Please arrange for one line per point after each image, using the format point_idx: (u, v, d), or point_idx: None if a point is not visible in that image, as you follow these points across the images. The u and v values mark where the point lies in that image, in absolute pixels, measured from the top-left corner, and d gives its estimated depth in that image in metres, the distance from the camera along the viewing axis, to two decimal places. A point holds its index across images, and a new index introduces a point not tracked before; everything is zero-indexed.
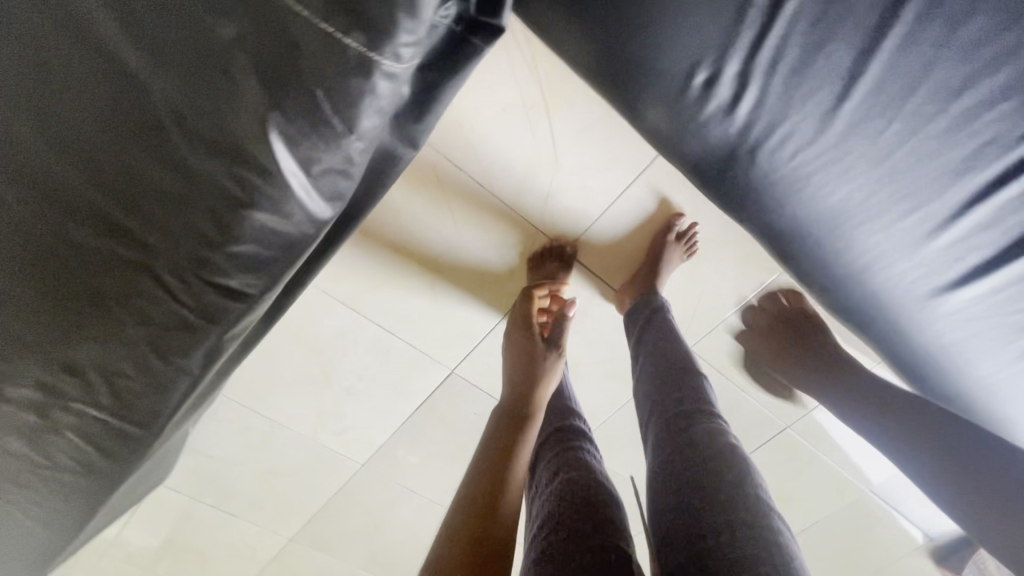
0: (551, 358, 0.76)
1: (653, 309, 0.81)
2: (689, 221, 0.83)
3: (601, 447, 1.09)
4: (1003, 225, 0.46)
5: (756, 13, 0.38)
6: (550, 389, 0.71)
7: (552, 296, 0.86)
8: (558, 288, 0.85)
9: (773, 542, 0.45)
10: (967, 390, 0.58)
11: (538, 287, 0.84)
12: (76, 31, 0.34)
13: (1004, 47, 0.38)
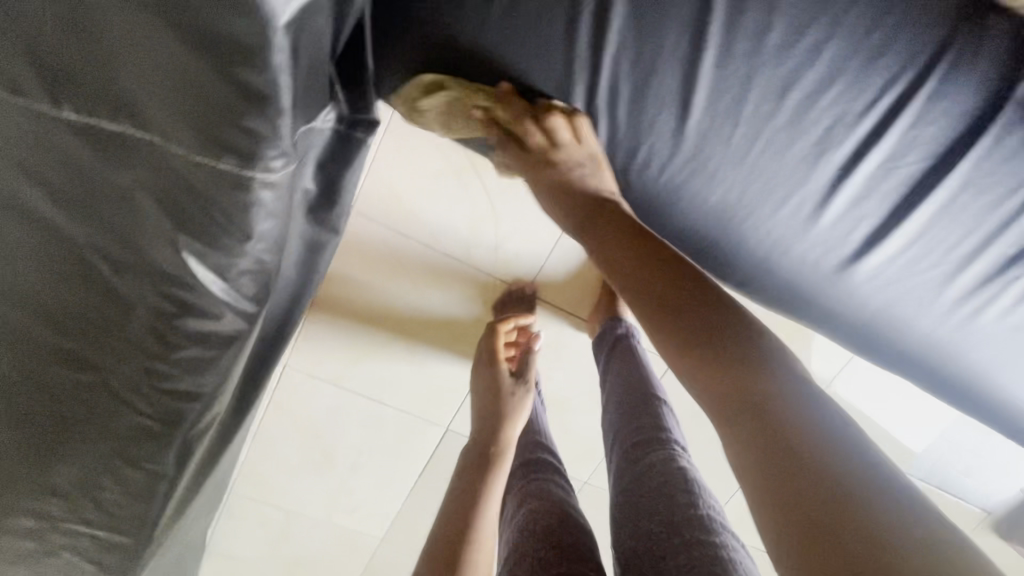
0: (519, 395, 0.81)
1: (618, 334, 0.83)
2: None
3: None
4: (879, 192, 0.49)
5: (585, 63, 0.44)
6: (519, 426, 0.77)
7: (518, 329, 0.89)
8: (523, 322, 0.88)
9: (727, 559, 0.46)
10: (918, 349, 0.59)
11: (504, 321, 0.86)
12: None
13: (810, 43, 0.42)
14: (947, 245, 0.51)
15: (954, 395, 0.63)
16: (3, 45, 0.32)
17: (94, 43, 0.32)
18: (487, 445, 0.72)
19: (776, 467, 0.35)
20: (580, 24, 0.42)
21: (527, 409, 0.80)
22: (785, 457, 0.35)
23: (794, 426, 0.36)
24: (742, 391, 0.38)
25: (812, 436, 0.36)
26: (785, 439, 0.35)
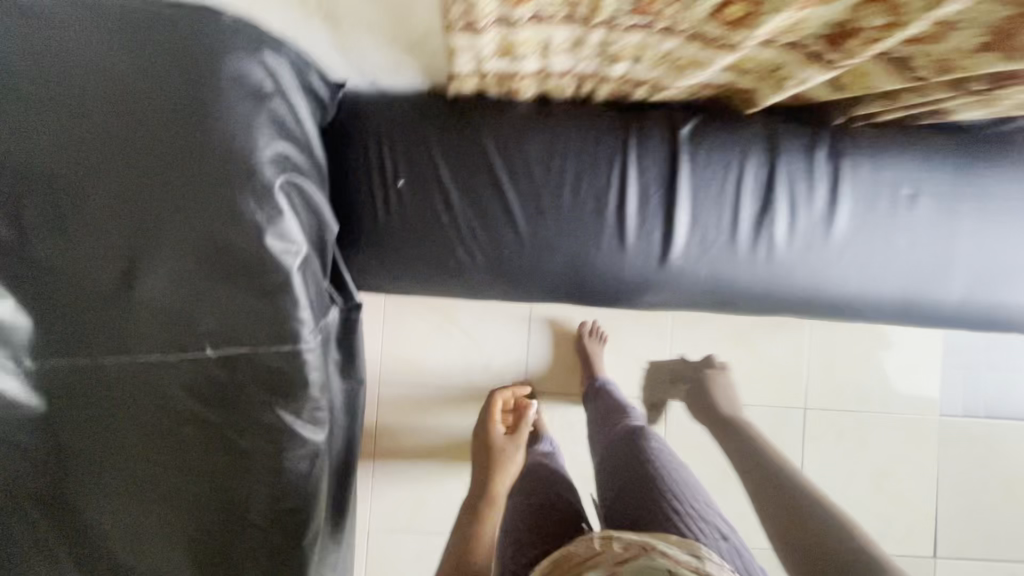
0: (510, 447, 0.96)
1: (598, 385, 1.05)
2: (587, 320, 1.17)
3: None
4: (648, 214, 0.80)
5: (451, 225, 0.80)
6: (509, 474, 0.93)
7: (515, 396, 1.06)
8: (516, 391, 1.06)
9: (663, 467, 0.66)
10: (759, 291, 0.83)
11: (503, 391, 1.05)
12: (171, 419, 0.69)
13: (556, 166, 0.79)
14: (712, 223, 0.80)
15: (813, 312, 0.85)
16: (177, 331, 0.67)
17: (211, 309, 0.66)
18: (481, 494, 0.89)
19: (780, 493, 0.77)
20: (440, 209, 0.79)
21: (515, 462, 0.94)
22: (797, 499, 0.75)
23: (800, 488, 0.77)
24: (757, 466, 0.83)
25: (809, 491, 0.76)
26: (787, 484, 0.78)
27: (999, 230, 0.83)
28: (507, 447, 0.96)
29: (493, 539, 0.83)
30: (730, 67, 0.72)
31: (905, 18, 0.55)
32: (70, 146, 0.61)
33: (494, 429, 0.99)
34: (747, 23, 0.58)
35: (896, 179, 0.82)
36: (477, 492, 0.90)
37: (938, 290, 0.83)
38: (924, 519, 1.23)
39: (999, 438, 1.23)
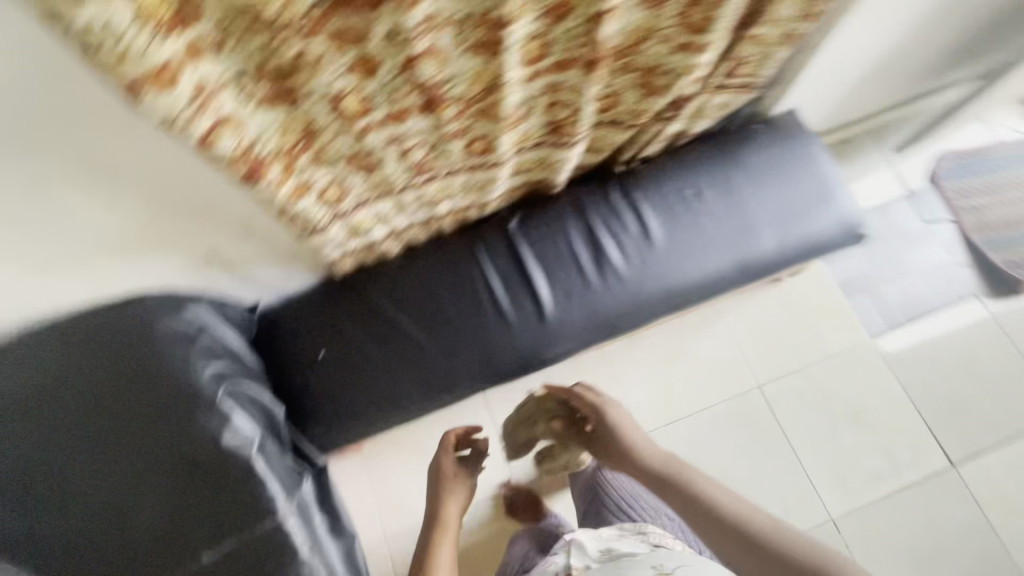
0: (460, 480, 0.97)
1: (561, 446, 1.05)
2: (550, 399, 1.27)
3: None
4: (515, 293, 1.01)
5: (374, 367, 0.98)
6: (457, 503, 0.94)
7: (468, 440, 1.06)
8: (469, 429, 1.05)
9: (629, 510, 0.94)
10: (627, 309, 1.01)
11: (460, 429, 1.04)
12: None
13: (433, 289, 1.01)
14: (564, 276, 1.01)
15: (680, 304, 1.04)
16: (173, 549, 0.78)
17: (197, 517, 0.79)
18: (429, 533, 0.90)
19: (751, 552, 0.63)
20: (361, 360, 0.98)
21: (463, 492, 0.96)
22: (766, 549, 0.62)
23: (765, 531, 0.64)
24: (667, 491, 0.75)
25: (777, 535, 0.63)
26: (717, 512, 0.68)
27: (770, 187, 1.07)
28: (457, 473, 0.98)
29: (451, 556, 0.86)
30: (514, 173, 0.99)
31: (575, 106, 0.82)
32: (55, 438, 0.77)
33: (442, 461, 0.99)
34: (490, 149, 0.85)
35: (678, 188, 1.07)
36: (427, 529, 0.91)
37: (756, 246, 1.04)
38: (918, 433, 1.28)
39: (927, 337, 1.36)
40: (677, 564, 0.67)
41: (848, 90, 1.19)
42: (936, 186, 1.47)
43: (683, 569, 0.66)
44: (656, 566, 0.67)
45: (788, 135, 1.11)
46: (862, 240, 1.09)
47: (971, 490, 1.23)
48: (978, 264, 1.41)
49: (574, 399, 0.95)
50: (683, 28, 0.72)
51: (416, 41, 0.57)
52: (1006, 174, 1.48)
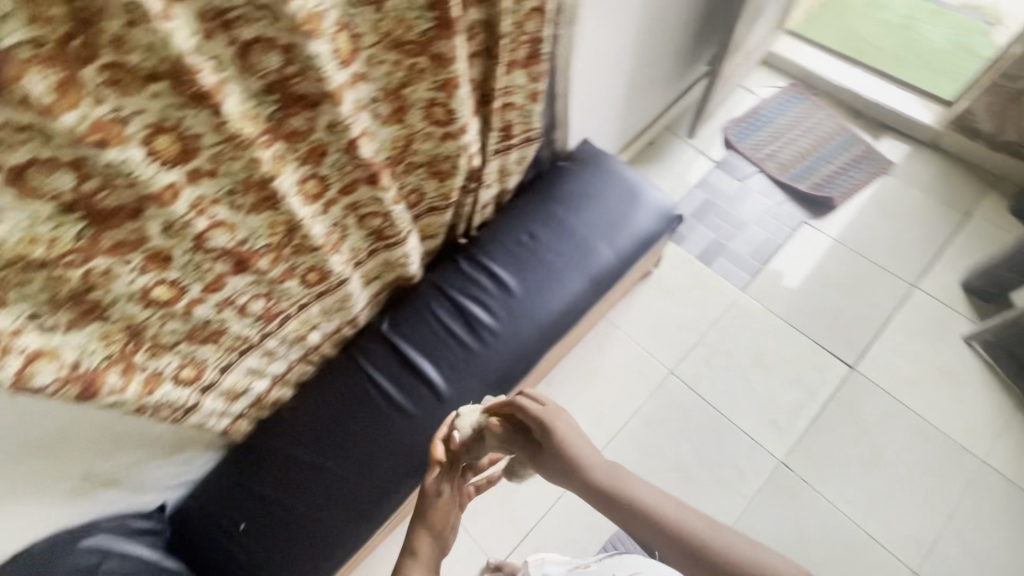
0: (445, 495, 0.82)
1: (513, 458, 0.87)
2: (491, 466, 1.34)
3: None
4: (408, 385, 1.05)
5: (302, 512, 0.98)
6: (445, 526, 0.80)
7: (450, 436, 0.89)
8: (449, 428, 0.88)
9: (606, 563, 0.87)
10: (513, 357, 1.09)
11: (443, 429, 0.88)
12: None
13: (332, 415, 1.05)
14: (446, 351, 1.08)
15: (558, 333, 1.13)
16: None
17: None
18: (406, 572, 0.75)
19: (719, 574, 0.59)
20: (286, 512, 0.98)
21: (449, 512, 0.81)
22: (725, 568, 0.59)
23: (721, 545, 0.61)
24: (621, 512, 0.69)
25: (731, 547, 0.60)
26: (672, 528, 0.64)
27: (589, 208, 1.23)
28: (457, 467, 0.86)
29: (434, 548, 0.78)
30: (366, 283, 1.07)
31: (383, 212, 0.92)
32: None
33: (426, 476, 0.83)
34: (326, 274, 0.93)
35: (515, 237, 1.20)
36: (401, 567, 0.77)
37: (597, 260, 1.18)
38: (814, 351, 1.42)
39: (782, 269, 1.54)
40: (639, 574, 0.70)
41: (618, 107, 1.41)
42: (734, 147, 1.72)
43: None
44: None
45: (586, 162, 1.29)
46: (680, 219, 1.26)
47: (876, 380, 1.36)
48: (793, 194, 1.64)
49: (521, 411, 0.82)
50: (434, 124, 0.87)
51: (195, 223, 0.65)
52: (780, 118, 1.76)
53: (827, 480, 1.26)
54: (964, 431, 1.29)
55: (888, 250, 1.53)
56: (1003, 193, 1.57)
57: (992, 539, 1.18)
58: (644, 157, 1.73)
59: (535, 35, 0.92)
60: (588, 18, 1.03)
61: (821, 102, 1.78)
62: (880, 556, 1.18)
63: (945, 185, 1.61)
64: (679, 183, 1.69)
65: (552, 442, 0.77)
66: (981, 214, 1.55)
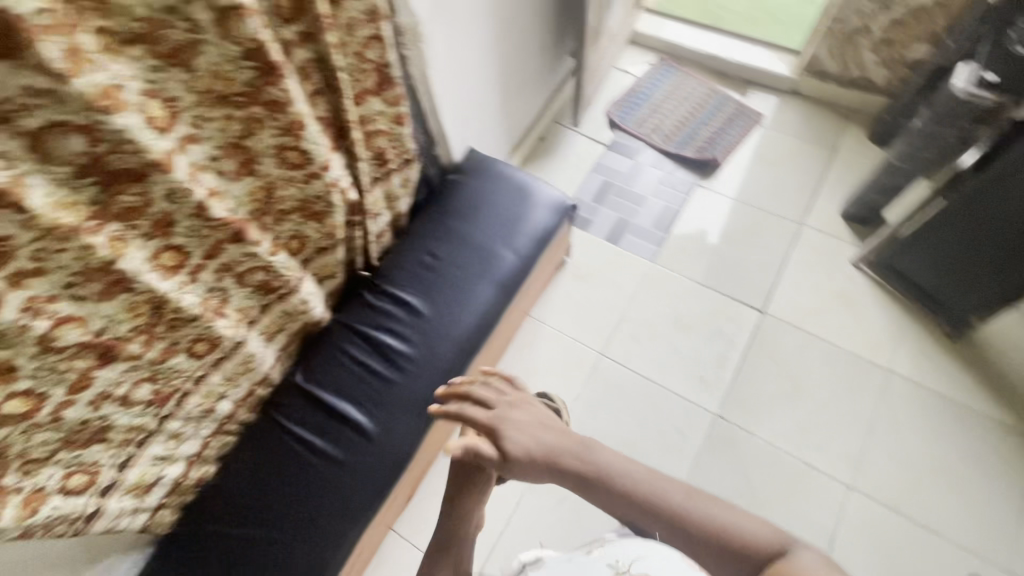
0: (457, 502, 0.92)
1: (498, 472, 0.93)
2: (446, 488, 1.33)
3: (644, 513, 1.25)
4: (335, 432, 1.04)
5: None
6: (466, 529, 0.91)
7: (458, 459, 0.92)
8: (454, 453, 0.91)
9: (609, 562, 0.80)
10: (435, 378, 1.08)
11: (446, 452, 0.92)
12: None
13: (260, 481, 1.01)
14: (366, 388, 1.06)
15: (476, 343, 1.13)
16: None
17: None
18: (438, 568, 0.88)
19: (694, 532, 0.71)
20: None
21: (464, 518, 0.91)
22: (704, 530, 0.71)
23: (698, 512, 0.72)
24: (599, 486, 0.78)
25: (704, 511, 0.72)
26: (653, 499, 0.75)
27: (484, 214, 1.24)
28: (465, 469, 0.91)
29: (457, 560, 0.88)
30: (268, 338, 1.04)
31: (262, 266, 0.90)
32: None
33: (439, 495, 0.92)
34: (216, 341, 0.90)
35: (416, 258, 1.20)
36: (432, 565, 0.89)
37: (500, 263, 1.19)
38: (728, 303, 1.49)
39: (685, 234, 1.61)
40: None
41: (495, 111, 1.43)
42: (619, 127, 1.79)
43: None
44: None
45: (473, 169, 1.30)
46: (574, 208, 1.30)
47: (786, 318, 1.45)
48: (681, 160, 1.72)
49: (472, 420, 0.91)
50: (291, 168, 0.85)
51: (34, 325, 0.61)
52: (656, 92, 1.85)
53: (760, 421, 1.34)
54: (869, 346, 1.40)
55: (774, 196, 1.64)
56: (861, 124, 1.72)
57: (910, 439, 1.29)
58: (538, 152, 1.77)
59: (379, 62, 0.92)
60: (432, 33, 1.04)
61: (690, 69, 1.88)
62: (819, 480, 1.26)
63: (812, 126, 1.74)
64: (575, 171, 1.74)
65: (512, 442, 0.86)
66: (846, 146, 1.69)
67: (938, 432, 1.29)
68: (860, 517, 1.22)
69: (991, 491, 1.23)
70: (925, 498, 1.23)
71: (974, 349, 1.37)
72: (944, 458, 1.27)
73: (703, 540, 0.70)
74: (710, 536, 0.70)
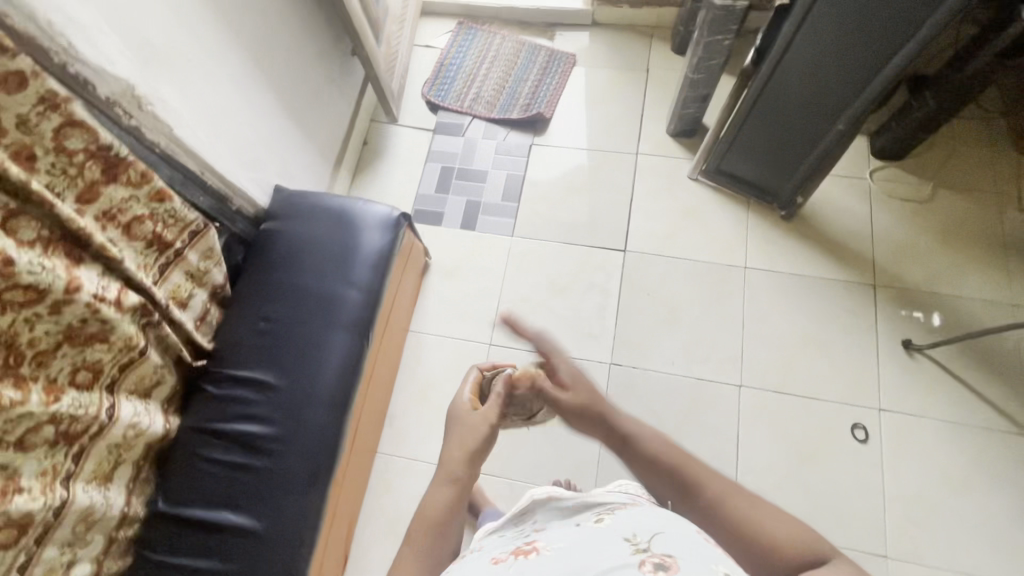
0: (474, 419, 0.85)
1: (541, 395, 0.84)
2: (379, 531, 1.29)
3: (570, 478, 1.30)
4: (220, 545, 0.95)
5: None
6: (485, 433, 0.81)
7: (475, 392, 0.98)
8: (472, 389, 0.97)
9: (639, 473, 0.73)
10: (312, 448, 1.02)
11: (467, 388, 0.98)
12: None
13: None
14: (240, 487, 0.98)
15: (346, 396, 1.06)
16: None
17: None
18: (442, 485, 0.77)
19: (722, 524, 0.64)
20: None
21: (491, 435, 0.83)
22: (731, 525, 0.64)
23: (730, 500, 0.65)
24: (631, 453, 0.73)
25: (734, 500, 0.65)
26: (689, 477, 0.68)
27: (311, 257, 1.14)
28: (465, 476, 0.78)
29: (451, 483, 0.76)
30: (104, 481, 0.92)
31: (44, 420, 0.78)
32: None
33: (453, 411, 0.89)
34: (26, 522, 0.78)
35: (249, 330, 1.09)
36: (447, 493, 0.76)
37: (344, 303, 1.11)
38: (592, 253, 1.51)
39: (537, 196, 1.59)
40: (651, 533, 0.59)
41: (291, 139, 1.30)
42: (440, 107, 1.71)
43: (658, 539, 0.57)
44: (630, 539, 0.58)
45: (284, 212, 1.19)
46: (405, 216, 1.23)
47: (647, 249, 1.50)
48: (510, 124, 1.68)
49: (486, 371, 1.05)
50: (23, 307, 0.72)
51: None
52: (466, 58, 1.77)
53: (650, 355, 1.39)
54: (723, 251, 1.48)
55: (606, 133, 1.65)
56: (664, 39, 1.74)
57: (778, 323, 1.40)
58: (367, 159, 1.66)
59: (90, 146, 0.78)
60: (161, 89, 0.90)
61: (493, 26, 1.82)
62: (713, 390, 1.35)
63: (622, 53, 1.74)
64: (411, 166, 1.65)
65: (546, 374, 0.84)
66: (657, 64, 1.71)
67: (798, 309, 1.41)
68: (754, 409, 1.32)
69: (851, 345, 1.36)
70: (801, 372, 1.35)
71: (809, 224, 1.48)
72: (808, 330, 1.39)
73: (732, 535, 0.64)
74: (734, 525, 0.64)
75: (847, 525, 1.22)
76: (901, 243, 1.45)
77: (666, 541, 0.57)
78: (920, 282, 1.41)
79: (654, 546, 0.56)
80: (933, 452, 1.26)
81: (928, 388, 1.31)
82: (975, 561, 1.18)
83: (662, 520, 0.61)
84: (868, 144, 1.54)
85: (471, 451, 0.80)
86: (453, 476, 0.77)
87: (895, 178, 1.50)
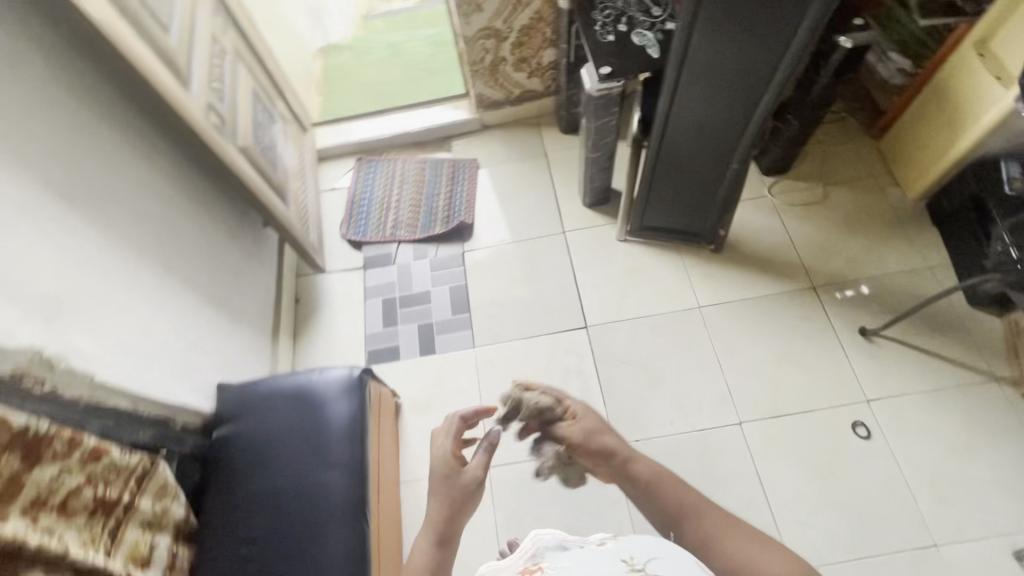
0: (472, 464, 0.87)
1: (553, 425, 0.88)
2: None
3: None
4: None
5: None
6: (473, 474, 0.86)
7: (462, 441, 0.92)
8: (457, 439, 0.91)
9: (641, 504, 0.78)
10: None
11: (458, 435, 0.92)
12: None
13: None
14: None
15: None
16: None
17: None
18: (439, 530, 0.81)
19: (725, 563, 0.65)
20: None
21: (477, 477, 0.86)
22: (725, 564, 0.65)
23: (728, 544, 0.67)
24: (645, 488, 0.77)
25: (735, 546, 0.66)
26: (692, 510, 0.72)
27: (280, 453, 1.04)
28: (449, 536, 0.80)
29: (443, 522, 0.81)
30: None
31: None
32: None
33: (449, 458, 0.88)
34: None
35: (233, 561, 0.96)
36: (438, 520, 0.82)
37: (331, 491, 1.01)
38: (557, 339, 1.51)
39: (486, 300, 1.59)
40: (648, 555, 0.54)
41: (221, 329, 1.23)
42: (364, 244, 1.70)
43: (656, 562, 0.53)
44: (626, 559, 0.54)
45: (236, 412, 1.09)
46: (367, 372, 1.16)
47: (607, 318, 1.52)
48: (437, 240, 1.70)
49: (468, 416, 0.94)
50: None
51: None
52: (375, 190, 1.80)
53: (647, 422, 1.37)
54: (675, 299, 1.53)
55: (529, 222, 1.70)
56: (551, 124, 1.87)
57: (748, 350, 1.44)
58: (304, 316, 1.59)
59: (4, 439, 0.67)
60: (71, 341, 0.82)
61: (392, 155, 1.87)
62: (718, 435, 1.34)
63: (519, 146, 1.85)
64: (352, 309, 1.60)
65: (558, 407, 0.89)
66: (553, 148, 1.83)
67: (761, 330, 1.46)
68: (760, 442, 1.33)
69: (818, 349, 1.43)
70: (787, 389, 1.38)
71: (737, 250, 1.58)
72: (776, 347, 1.44)
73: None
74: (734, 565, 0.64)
75: (888, 526, 1.22)
76: (820, 243, 1.58)
77: (663, 565, 0.53)
78: (848, 272, 1.53)
79: (650, 566, 0.52)
80: (929, 425, 1.31)
81: (900, 367, 1.39)
82: (1010, 518, 1.21)
83: (663, 546, 0.57)
84: (756, 167, 1.71)
85: (447, 507, 0.83)
86: (438, 538, 0.80)
87: (790, 189, 1.67)
